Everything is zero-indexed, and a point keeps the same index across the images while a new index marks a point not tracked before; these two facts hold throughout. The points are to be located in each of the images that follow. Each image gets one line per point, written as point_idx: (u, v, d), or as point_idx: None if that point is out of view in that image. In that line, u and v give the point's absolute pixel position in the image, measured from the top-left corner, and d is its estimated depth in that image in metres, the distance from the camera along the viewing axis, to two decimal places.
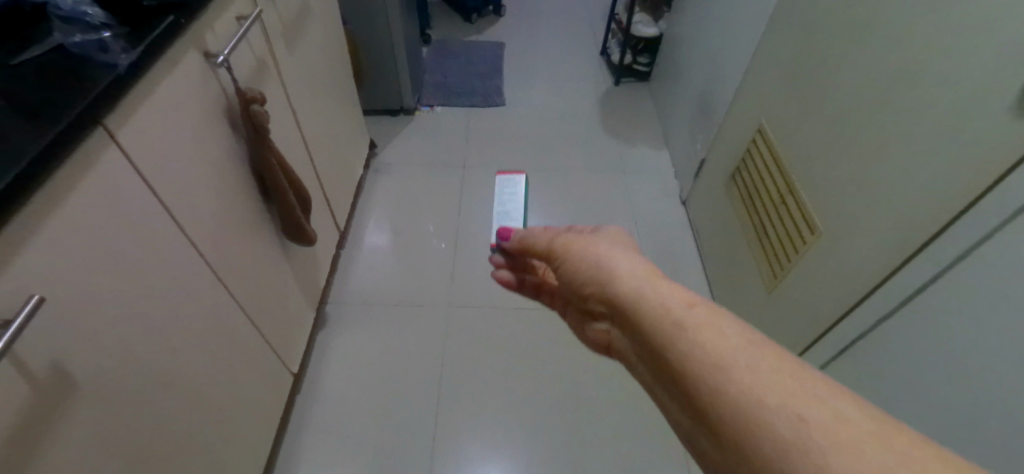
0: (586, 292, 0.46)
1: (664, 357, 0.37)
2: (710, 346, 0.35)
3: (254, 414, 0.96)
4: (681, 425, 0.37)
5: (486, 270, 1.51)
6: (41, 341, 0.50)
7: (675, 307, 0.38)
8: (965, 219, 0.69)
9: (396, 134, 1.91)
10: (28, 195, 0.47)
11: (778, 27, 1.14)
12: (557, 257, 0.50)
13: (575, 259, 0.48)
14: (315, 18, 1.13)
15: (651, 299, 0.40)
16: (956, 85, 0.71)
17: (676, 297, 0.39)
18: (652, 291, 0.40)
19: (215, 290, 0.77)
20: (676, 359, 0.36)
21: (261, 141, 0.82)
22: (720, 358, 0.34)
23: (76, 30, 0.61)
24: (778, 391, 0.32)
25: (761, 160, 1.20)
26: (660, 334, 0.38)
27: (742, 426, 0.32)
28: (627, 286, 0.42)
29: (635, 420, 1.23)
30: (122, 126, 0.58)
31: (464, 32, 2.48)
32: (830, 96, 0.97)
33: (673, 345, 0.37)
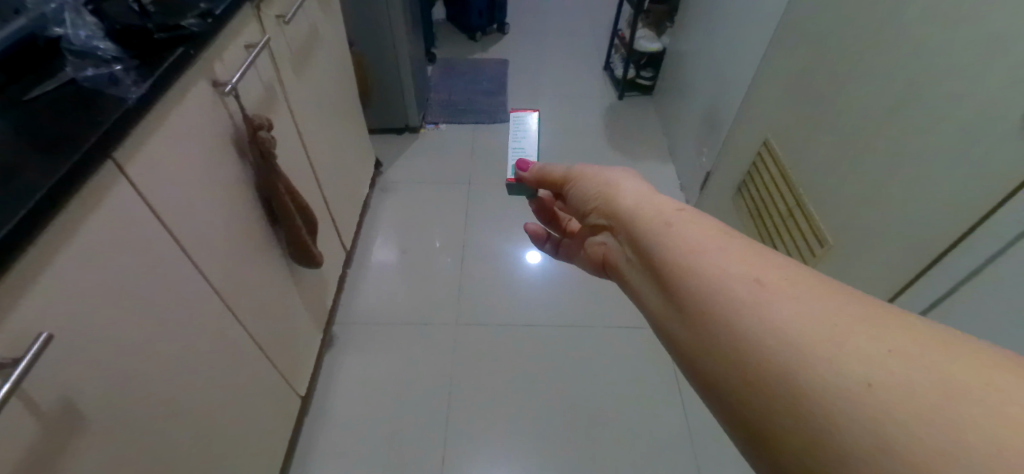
0: (596, 213, 0.54)
1: (657, 256, 0.43)
2: (697, 244, 0.41)
3: (263, 438, 0.95)
4: (667, 318, 0.43)
5: (493, 287, 1.50)
6: (50, 376, 0.50)
7: (670, 216, 0.45)
8: (978, 236, 0.68)
9: (402, 152, 1.92)
10: (39, 232, 0.48)
11: (782, 43, 1.14)
12: (576, 186, 0.58)
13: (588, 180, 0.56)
14: (321, 41, 1.15)
15: (650, 212, 0.47)
16: (964, 101, 0.70)
17: (672, 210, 0.46)
18: (652, 207, 0.47)
19: (223, 315, 0.77)
20: (667, 255, 0.42)
21: (268, 167, 0.83)
22: (704, 251, 0.40)
23: (88, 64, 0.62)
24: (759, 276, 0.37)
25: (768, 175, 1.19)
26: (655, 237, 0.44)
27: (719, 304, 0.37)
28: (632, 204, 0.49)
29: (647, 439, 1.21)
30: (132, 158, 0.59)
31: (469, 49, 2.51)
32: (837, 111, 0.96)
33: (666, 246, 0.43)
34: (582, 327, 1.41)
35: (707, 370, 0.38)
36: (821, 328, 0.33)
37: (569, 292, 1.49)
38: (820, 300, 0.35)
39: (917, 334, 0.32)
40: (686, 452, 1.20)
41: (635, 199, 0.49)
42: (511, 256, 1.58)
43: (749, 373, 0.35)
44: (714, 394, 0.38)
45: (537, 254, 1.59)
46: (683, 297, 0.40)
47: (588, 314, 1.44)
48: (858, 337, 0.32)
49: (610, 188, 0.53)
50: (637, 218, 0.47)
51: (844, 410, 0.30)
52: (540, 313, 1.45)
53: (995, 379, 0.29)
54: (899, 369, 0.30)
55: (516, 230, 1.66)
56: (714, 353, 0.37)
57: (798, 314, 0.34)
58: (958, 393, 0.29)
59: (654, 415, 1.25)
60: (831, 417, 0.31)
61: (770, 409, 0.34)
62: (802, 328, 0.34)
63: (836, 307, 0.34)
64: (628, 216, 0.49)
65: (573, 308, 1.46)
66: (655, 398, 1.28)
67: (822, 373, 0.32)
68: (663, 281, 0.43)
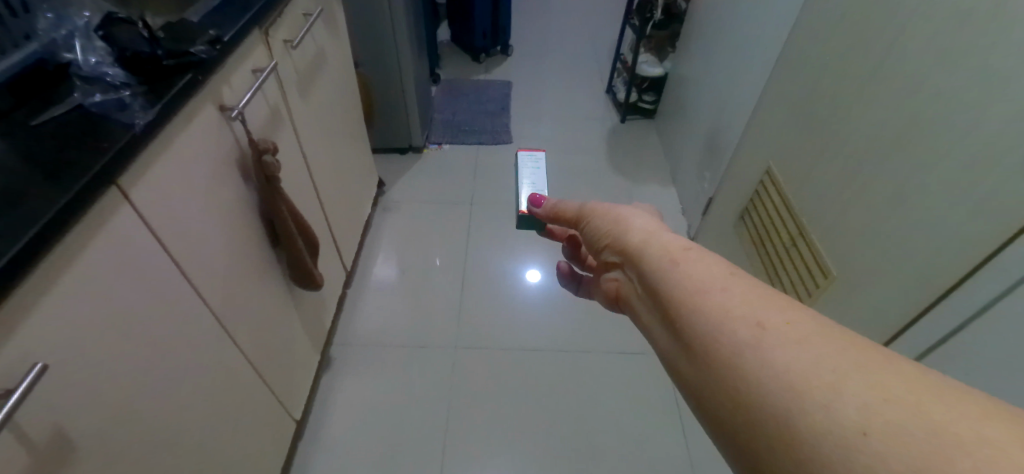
0: (606, 248, 0.54)
1: (662, 293, 0.43)
2: (701, 282, 0.41)
3: (257, 463, 0.93)
4: (676, 363, 0.41)
5: (494, 309, 1.49)
6: (43, 406, 0.49)
7: (677, 254, 0.45)
8: (985, 271, 0.67)
9: (404, 172, 1.93)
10: (40, 259, 0.47)
11: (784, 72, 1.15)
12: (588, 221, 0.59)
13: (600, 214, 0.57)
14: (328, 64, 1.16)
15: (658, 250, 0.47)
16: (967, 137, 0.70)
17: (679, 249, 0.46)
18: (660, 244, 0.47)
19: (222, 339, 0.76)
20: (671, 293, 0.42)
21: (272, 190, 0.83)
22: (707, 290, 0.40)
23: (96, 89, 0.63)
24: (763, 316, 0.37)
25: (771, 203, 1.19)
26: (661, 275, 0.44)
27: (720, 345, 0.37)
28: (640, 240, 0.49)
29: (648, 468, 1.19)
30: (136, 183, 0.59)
31: (473, 71, 2.54)
32: (839, 142, 0.97)
33: (671, 284, 0.43)
34: (583, 351, 1.40)
35: (708, 411, 0.38)
36: (821, 375, 0.33)
37: (569, 316, 1.48)
38: (824, 346, 0.34)
39: (926, 385, 0.31)
40: None
41: (644, 236, 0.49)
42: (512, 278, 1.58)
43: (747, 417, 0.35)
44: (716, 436, 0.38)
45: (537, 275, 1.59)
46: (685, 337, 0.40)
47: (589, 339, 1.43)
48: (859, 387, 0.32)
49: (621, 224, 0.53)
50: (645, 255, 0.47)
51: (839, 460, 0.30)
52: (540, 336, 1.43)
53: (1000, 440, 0.28)
54: (898, 424, 0.29)
55: (517, 252, 1.65)
56: (713, 394, 0.37)
57: (798, 359, 0.34)
58: (957, 451, 0.28)
59: (654, 443, 1.23)
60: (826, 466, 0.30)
61: (777, 457, 0.33)
62: (801, 374, 0.33)
63: (842, 354, 0.34)
64: (636, 252, 0.49)
65: (574, 331, 1.45)
66: (656, 426, 1.26)
67: (819, 422, 0.31)
68: (667, 319, 0.42)
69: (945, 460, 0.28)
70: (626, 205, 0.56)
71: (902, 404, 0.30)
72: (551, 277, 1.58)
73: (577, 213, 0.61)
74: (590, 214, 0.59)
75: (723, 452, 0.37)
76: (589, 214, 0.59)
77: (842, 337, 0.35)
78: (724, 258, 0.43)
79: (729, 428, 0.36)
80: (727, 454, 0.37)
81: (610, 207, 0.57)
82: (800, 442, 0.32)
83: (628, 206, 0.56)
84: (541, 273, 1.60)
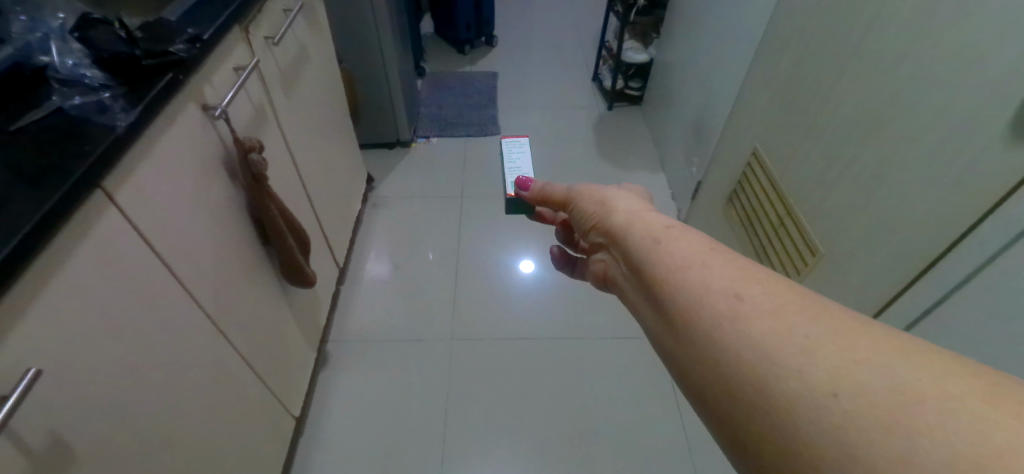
0: (593, 230, 0.54)
1: (645, 271, 0.44)
2: (681, 260, 0.42)
3: (256, 462, 0.94)
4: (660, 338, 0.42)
5: (489, 301, 1.49)
6: (38, 412, 0.49)
7: (659, 233, 0.46)
8: (967, 242, 0.69)
9: (393, 167, 1.92)
10: (27, 265, 0.47)
11: (768, 53, 1.16)
12: (573, 204, 0.59)
13: (585, 197, 0.57)
14: (310, 60, 1.15)
15: (641, 229, 0.47)
16: (948, 110, 0.71)
17: (662, 228, 0.46)
18: (643, 224, 0.48)
19: (215, 340, 0.76)
20: (654, 271, 0.43)
21: (260, 189, 0.83)
22: (687, 267, 0.41)
23: (75, 92, 0.62)
24: (740, 288, 0.38)
25: (758, 184, 1.20)
26: (644, 253, 0.45)
27: (700, 318, 0.38)
28: (624, 221, 0.50)
29: (646, 451, 1.20)
30: (121, 186, 0.58)
31: (458, 63, 2.52)
32: (822, 121, 0.98)
33: (653, 263, 0.43)
34: (578, 338, 1.41)
35: (690, 384, 0.38)
36: (796, 343, 0.33)
37: (563, 304, 1.49)
38: (800, 314, 0.35)
39: (896, 345, 0.32)
40: (686, 465, 1.19)
41: (627, 217, 0.50)
42: (505, 269, 1.58)
43: (725, 387, 0.35)
44: (699, 409, 0.39)
45: (531, 265, 1.59)
46: (667, 313, 0.40)
47: (583, 326, 1.44)
48: (831, 352, 0.32)
49: (606, 206, 0.54)
50: (627, 235, 0.48)
51: (813, 423, 0.31)
52: (534, 325, 1.44)
53: (967, 399, 0.29)
54: (872, 388, 0.30)
55: (511, 243, 1.66)
56: (695, 367, 0.38)
57: (774, 330, 0.35)
58: (927, 410, 0.29)
59: (651, 425, 1.25)
60: (800, 430, 0.31)
61: (755, 424, 0.34)
62: (777, 344, 0.34)
63: (817, 321, 0.34)
64: (621, 233, 0.49)
65: (568, 319, 1.45)
66: (652, 409, 1.28)
67: (796, 388, 0.32)
68: (650, 297, 0.43)
69: (914, 418, 0.29)
70: (611, 187, 0.56)
71: (874, 367, 0.31)
72: (544, 266, 1.59)
73: (563, 196, 0.61)
74: (575, 198, 0.59)
75: (706, 423, 0.38)
76: (575, 198, 0.59)
77: (817, 306, 0.36)
78: (705, 235, 0.44)
79: (709, 399, 0.37)
80: (709, 425, 0.38)
81: (596, 190, 0.57)
82: (777, 408, 0.33)
83: (614, 188, 0.57)
84: (535, 263, 1.60)
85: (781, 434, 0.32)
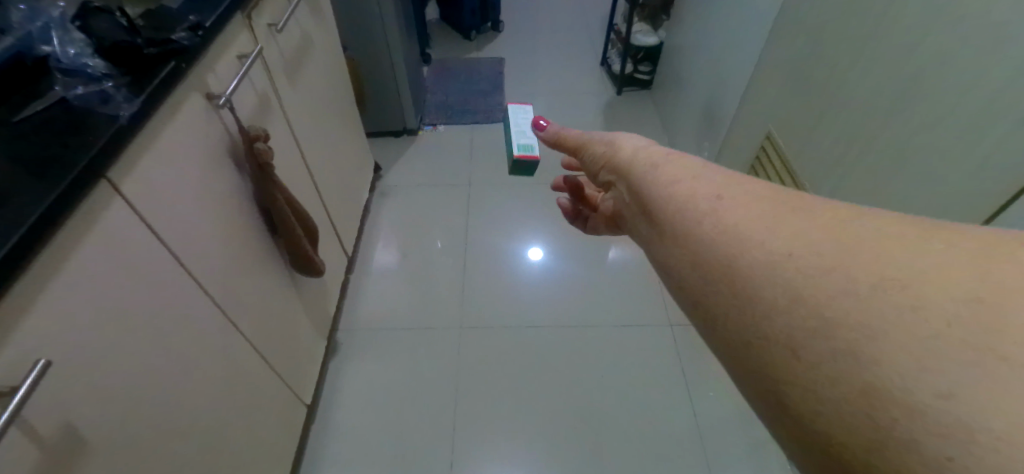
0: (601, 171, 0.53)
1: (646, 194, 0.42)
2: (679, 180, 0.40)
3: (269, 449, 0.94)
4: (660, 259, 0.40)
5: (497, 289, 1.49)
6: (50, 402, 0.49)
7: (661, 161, 0.44)
8: (991, 226, 0.66)
9: (400, 155, 1.91)
10: (33, 257, 0.47)
11: (782, 33, 1.12)
12: (583, 154, 0.58)
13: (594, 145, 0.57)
14: (315, 48, 1.13)
15: (645, 161, 0.46)
16: (973, 90, 0.68)
17: (664, 157, 0.45)
18: (646, 156, 0.47)
19: (225, 331, 0.76)
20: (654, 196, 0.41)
21: (266, 178, 0.82)
22: (678, 193, 0.39)
23: (78, 82, 0.61)
24: (733, 197, 0.36)
25: (772, 168, 1.18)
26: (646, 181, 0.43)
27: (692, 227, 0.36)
28: (630, 156, 0.48)
29: (656, 438, 1.20)
30: (125, 178, 0.57)
31: (464, 49, 2.49)
32: (839, 103, 0.95)
33: (652, 187, 0.42)
34: (588, 326, 1.41)
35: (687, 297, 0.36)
36: (781, 238, 0.31)
37: (572, 292, 1.48)
38: (789, 213, 0.33)
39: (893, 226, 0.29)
40: (698, 453, 1.18)
41: (632, 152, 0.49)
42: (514, 257, 1.57)
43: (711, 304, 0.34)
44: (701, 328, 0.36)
45: (539, 253, 1.58)
46: (664, 229, 0.39)
47: (592, 313, 1.43)
48: (819, 240, 0.30)
49: (613, 146, 0.53)
50: (631, 168, 0.47)
51: (793, 320, 0.28)
52: (543, 313, 1.43)
53: (962, 277, 0.25)
54: (852, 283, 0.27)
55: (519, 230, 1.65)
56: (689, 277, 0.35)
57: (763, 230, 0.32)
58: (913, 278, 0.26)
59: (662, 412, 1.24)
60: (777, 328, 0.29)
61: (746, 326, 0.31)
62: (763, 238, 0.32)
63: (811, 216, 0.32)
64: (625, 167, 0.48)
65: (578, 306, 1.45)
66: (663, 396, 1.27)
67: (777, 296, 0.29)
68: (649, 218, 0.41)
69: (903, 290, 0.26)
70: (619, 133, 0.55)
71: (863, 246, 0.29)
72: (553, 253, 1.58)
73: (574, 146, 0.61)
74: (585, 148, 0.59)
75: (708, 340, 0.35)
76: (584, 148, 0.59)
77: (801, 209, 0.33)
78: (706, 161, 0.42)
79: (704, 307, 0.34)
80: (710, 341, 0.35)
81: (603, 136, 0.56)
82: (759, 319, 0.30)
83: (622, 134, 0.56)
84: (543, 250, 1.59)
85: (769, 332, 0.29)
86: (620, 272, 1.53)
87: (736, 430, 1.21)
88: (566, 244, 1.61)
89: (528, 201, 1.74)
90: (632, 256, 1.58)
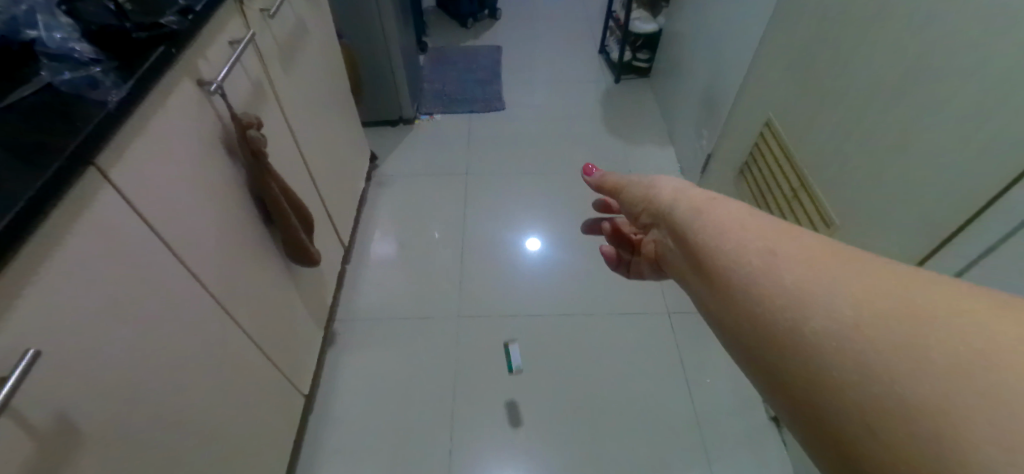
0: (643, 214, 0.54)
1: (690, 238, 0.43)
2: (723, 224, 0.41)
3: (267, 439, 0.94)
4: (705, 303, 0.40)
5: (496, 279, 1.48)
6: (41, 392, 0.49)
7: (704, 203, 0.45)
8: (993, 212, 0.65)
9: (397, 145, 1.90)
10: (20, 245, 0.46)
11: (783, 18, 1.11)
12: (621, 194, 0.59)
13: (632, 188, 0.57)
14: (309, 34, 1.11)
15: (686, 203, 0.47)
16: (976, 74, 0.67)
17: (705, 199, 0.45)
18: (688, 198, 0.47)
19: (220, 320, 0.76)
20: (697, 239, 0.42)
21: (260, 166, 0.81)
22: (726, 229, 0.40)
23: (66, 67, 0.60)
24: (775, 242, 0.37)
25: (771, 155, 1.17)
26: (689, 223, 0.44)
27: (737, 273, 0.37)
28: (671, 198, 0.49)
29: (654, 426, 1.20)
30: (114, 164, 0.56)
31: (462, 37, 2.47)
32: (840, 88, 0.94)
33: (696, 232, 0.42)
34: (586, 315, 1.40)
35: (735, 339, 0.36)
36: (822, 284, 0.32)
37: (570, 281, 1.48)
38: (830, 259, 0.34)
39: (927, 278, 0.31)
40: (695, 440, 1.18)
41: (675, 193, 0.49)
42: (512, 246, 1.57)
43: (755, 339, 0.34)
44: (751, 373, 0.36)
45: (538, 242, 1.58)
46: (709, 272, 0.39)
47: (591, 302, 1.43)
48: (858, 288, 0.31)
49: (652, 188, 0.53)
50: (673, 210, 0.47)
51: (851, 360, 0.29)
52: (541, 303, 1.43)
53: (996, 318, 0.27)
54: (886, 328, 0.29)
55: (517, 219, 1.64)
56: (737, 321, 0.36)
57: (807, 276, 0.33)
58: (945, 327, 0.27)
59: (660, 400, 1.24)
60: (819, 361, 0.30)
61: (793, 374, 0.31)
62: (805, 283, 0.33)
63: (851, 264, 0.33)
64: (667, 209, 0.48)
65: (576, 296, 1.45)
66: (661, 384, 1.27)
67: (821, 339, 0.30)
68: (694, 263, 0.42)
69: (942, 338, 0.27)
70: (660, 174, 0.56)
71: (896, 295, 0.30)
72: (552, 243, 1.58)
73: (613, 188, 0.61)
74: (623, 189, 0.59)
75: (757, 385, 0.35)
76: (622, 189, 0.59)
77: (837, 248, 0.35)
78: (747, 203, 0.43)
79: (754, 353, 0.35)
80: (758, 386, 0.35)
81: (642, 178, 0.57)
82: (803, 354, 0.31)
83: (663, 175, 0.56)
84: (542, 239, 1.59)
85: (817, 377, 0.30)
86: None
87: (733, 418, 1.22)
88: (564, 233, 1.60)
89: (527, 191, 1.73)
90: None
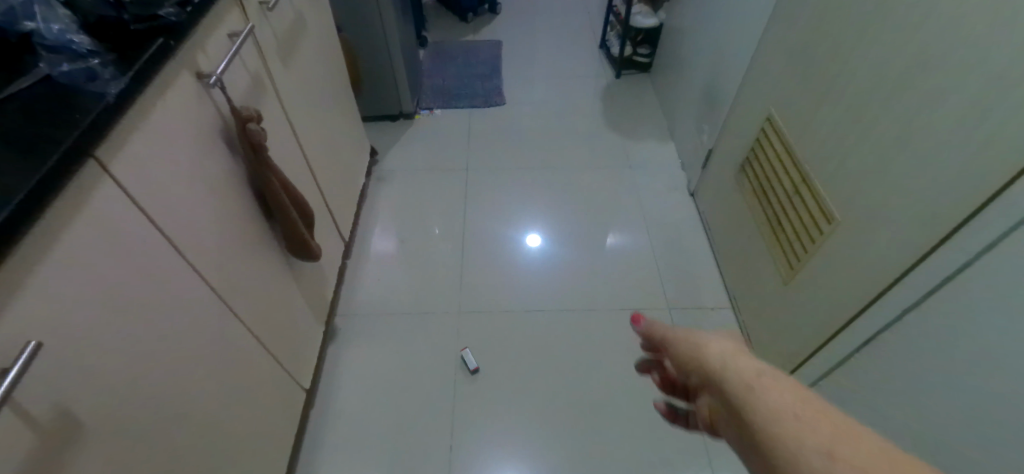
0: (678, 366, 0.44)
1: (737, 415, 0.34)
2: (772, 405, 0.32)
3: (267, 433, 0.94)
4: None
5: (496, 274, 1.48)
6: (43, 384, 0.49)
7: (748, 373, 0.36)
8: (994, 206, 0.65)
9: (397, 140, 1.89)
10: (21, 238, 0.46)
11: (785, 12, 1.10)
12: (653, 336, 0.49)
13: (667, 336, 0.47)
14: (308, 27, 1.11)
15: (724, 364, 0.38)
16: (977, 68, 0.67)
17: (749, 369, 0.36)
18: (730, 359, 0.38)
19: (220, 314, 0.75)
20: (744, 415, 0.33)
21: (260, 160, 0.81)
22: (777, 416, 0.31)
23: (63, 58, 0.59)
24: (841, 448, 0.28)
25: (772, 150, 1.17)
26: (733, 392, 0.35)
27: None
28: (707, 359, 0.40)
29: (654, 421, 1.21)
30: (114, 157, 0.56)
31: (461, 32, 2.46)
32: (841, 83, 0.93)
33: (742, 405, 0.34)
34: (586, 310, 1.40)
35: None
36: None
37: (570, 278, 1.48)
38: None
39: None
40: (695, 435, 1.18)
41: (714, 355, 0.40)
42: (512, 241, 1.56)
43: None
44: None
45: (538, 238, 1.58)
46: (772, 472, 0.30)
47: (591, 297, 1.43)
48: None
49: (689, 343, 0.43)
50: (713, 373, 0.38)
51: None
52: (541, 299, 1.43)
53: None
54: None
55: (518, 215, 1.64)
56: None
57: None
58: None
59: (660, 394, 1.25)
60: None
61: None
62: None
63: None
64: (705, 369, 0.39)
65: (576, 291, 1.45)
66: None
67: None
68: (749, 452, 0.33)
69: None
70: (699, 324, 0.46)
71: None
72: (552, 239, 1.57)
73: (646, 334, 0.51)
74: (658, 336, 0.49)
75: None
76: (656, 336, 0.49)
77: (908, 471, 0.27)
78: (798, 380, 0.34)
79: None
80: None
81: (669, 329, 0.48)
82: None
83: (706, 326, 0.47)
84: (542, 235, 1.59)
85: None
86: (618, 256, 1.53)
87: None
88: (564, 230, 1.60)
89: (527, 187, 1.72)
90: (631, 241, 1.57)
